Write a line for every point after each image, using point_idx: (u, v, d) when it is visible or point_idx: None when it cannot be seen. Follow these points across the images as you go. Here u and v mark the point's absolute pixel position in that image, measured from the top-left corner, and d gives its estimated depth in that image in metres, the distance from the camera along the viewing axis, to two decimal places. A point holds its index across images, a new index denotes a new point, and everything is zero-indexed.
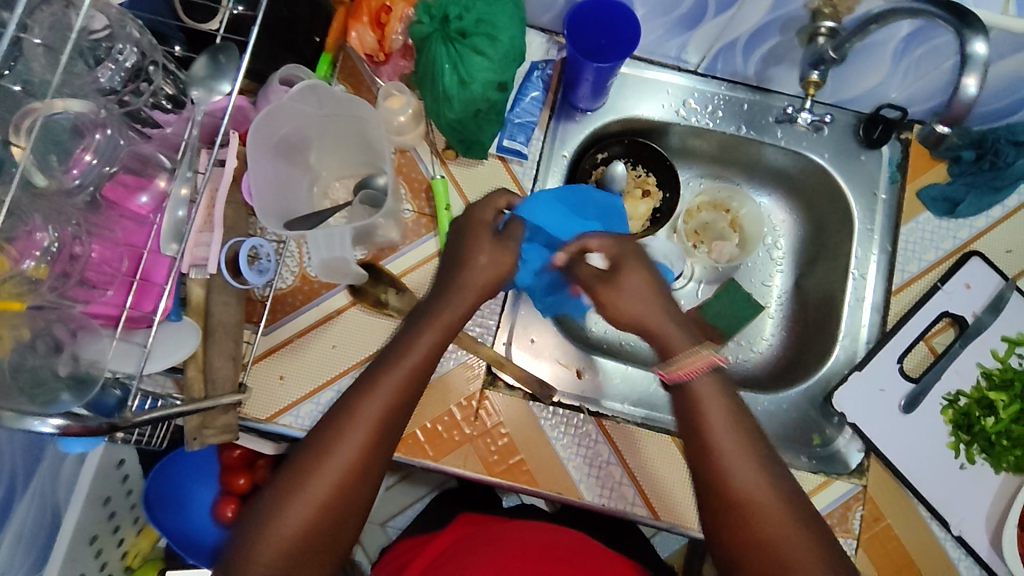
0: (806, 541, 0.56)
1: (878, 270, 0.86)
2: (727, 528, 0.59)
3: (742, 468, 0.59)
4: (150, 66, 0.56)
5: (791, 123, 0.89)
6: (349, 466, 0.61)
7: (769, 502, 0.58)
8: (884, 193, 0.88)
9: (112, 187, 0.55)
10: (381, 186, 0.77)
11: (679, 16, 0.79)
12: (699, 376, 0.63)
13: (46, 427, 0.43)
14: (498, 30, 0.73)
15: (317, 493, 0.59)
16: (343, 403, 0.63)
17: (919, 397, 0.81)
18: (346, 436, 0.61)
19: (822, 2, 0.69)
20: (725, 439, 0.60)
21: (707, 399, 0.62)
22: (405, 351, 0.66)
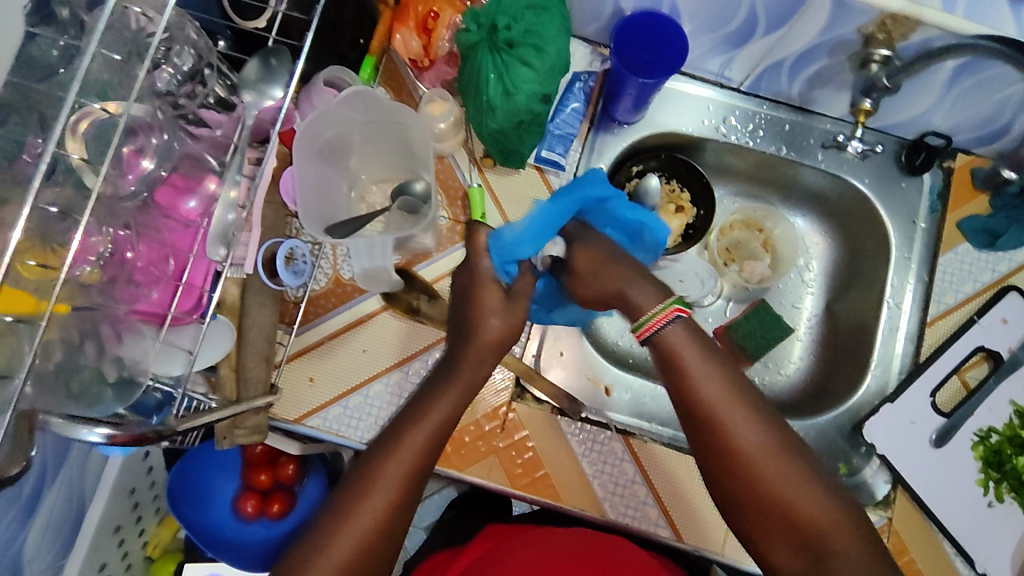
0: (824, 493, 0.59)
1: (914, 300, 0.85)
2: (758, 509, 0.60)
3: (764, 464, 0.59)
4: (206, 68, 0.56)
5: (838, 150, 0.88)
6: (407, 470, 0.64)
7: (801, 493, 0.58)
8: (923, 221, 0.87)
9: (162, 189, 0.54)
10: (419, 194, 0.77)
11: (726, 33, 0.77)
12: (672, 333, 0.63)
13: (93, 437, 0.43)
14: (545, 41, 0.72)
15: (379, 504, 0.62)
16: (408, 413, 0.67)
17: (950, 431, 0.80)
18: (408, 442, 0.64)
19: (877, 27, 0.68)
20: (743, 435, 0.59)
21: (711, 400, 0.60)
22: (456, 369, 0.69)
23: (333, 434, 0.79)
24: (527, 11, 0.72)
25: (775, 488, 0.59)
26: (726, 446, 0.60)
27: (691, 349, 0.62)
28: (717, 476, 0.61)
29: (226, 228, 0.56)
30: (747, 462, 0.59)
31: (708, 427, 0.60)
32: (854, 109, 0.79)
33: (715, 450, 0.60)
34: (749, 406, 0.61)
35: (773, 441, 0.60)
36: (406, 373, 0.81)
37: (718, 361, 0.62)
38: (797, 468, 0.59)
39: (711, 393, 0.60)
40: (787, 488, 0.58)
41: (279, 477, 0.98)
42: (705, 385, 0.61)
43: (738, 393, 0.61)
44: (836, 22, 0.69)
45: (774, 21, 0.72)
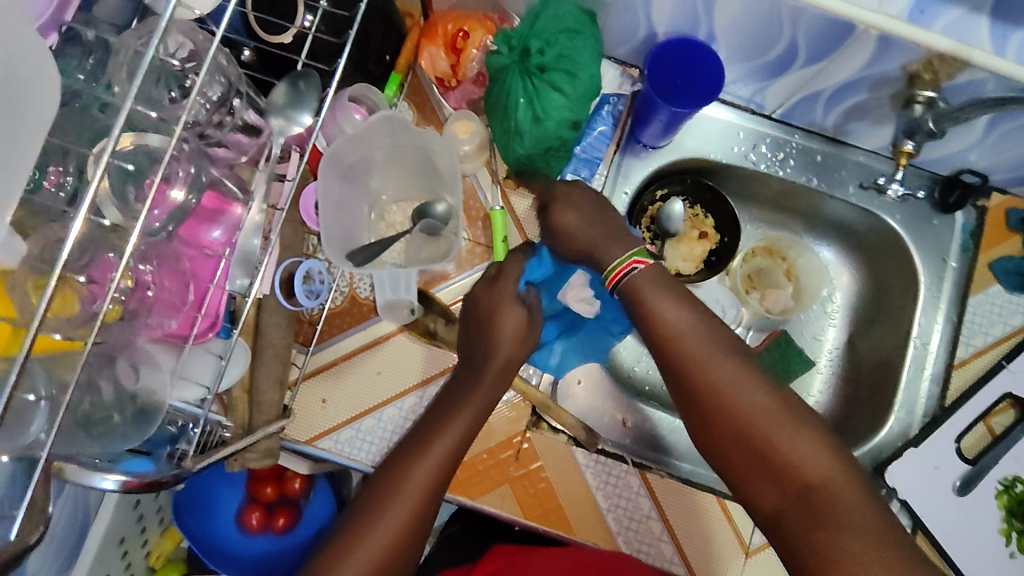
0: (799, 426, 0.60)
1: (941, 340, 0.83)
2: (735, 446, 0.61)
3: (735, 396, 0.61)
4: (236, 98, 0.54)
5: (877, 193, 0.86)
6: (418, 504, 0.64)
7: (782, 428, 0.59)
8: (954, 261, 0.85)
9: (186, 222, 0.52)
10: (442, 216, 0.75)
11: (763, 62, 0.75)
12: (639, 281, 0.67)
13: (108, 484, 0.42)
14: (578, 68, 0.71)
15: (393, 523, 0.63)
16: (417, 439, 0.68)
17: (974, 479, 0.78)
18: (415, 476, 0.65)
19: (923, 66, 0.65)
20: (720, 372, 0.62)
21: (686, 340, 0.64)
22: (468, 395, 0.71)
23: (345, 458, 0.78)
24: (561, 38, 0.70)
25: (746, 419, 0.60)
26: (704, 385, 0.62)
27: (663, 294, 0.66)
28: (694, 418, 0.64)
29: (248, 250, 0.57)
30: (718, 395, 0.62)
31: (680, 368, 0.63)
32: (895, 150, 0.77)
33: (687, 389, 0.63)
34: (724, 347, 0.64)
35: (748, 379, 0.62)
36: (421, 398, 0.79)
37: (690, 306, 0.66)
38: (769, 401, 0.61)
39: (684, 333, 0.64)
40: (767, 423, 0.60)
41: (286, 490, 0.97)
42: (678, 326, 0.64)
43: (706, 331, 0.64)
44: (880, 58, 0.66)
45: (815, 54, 0.70)
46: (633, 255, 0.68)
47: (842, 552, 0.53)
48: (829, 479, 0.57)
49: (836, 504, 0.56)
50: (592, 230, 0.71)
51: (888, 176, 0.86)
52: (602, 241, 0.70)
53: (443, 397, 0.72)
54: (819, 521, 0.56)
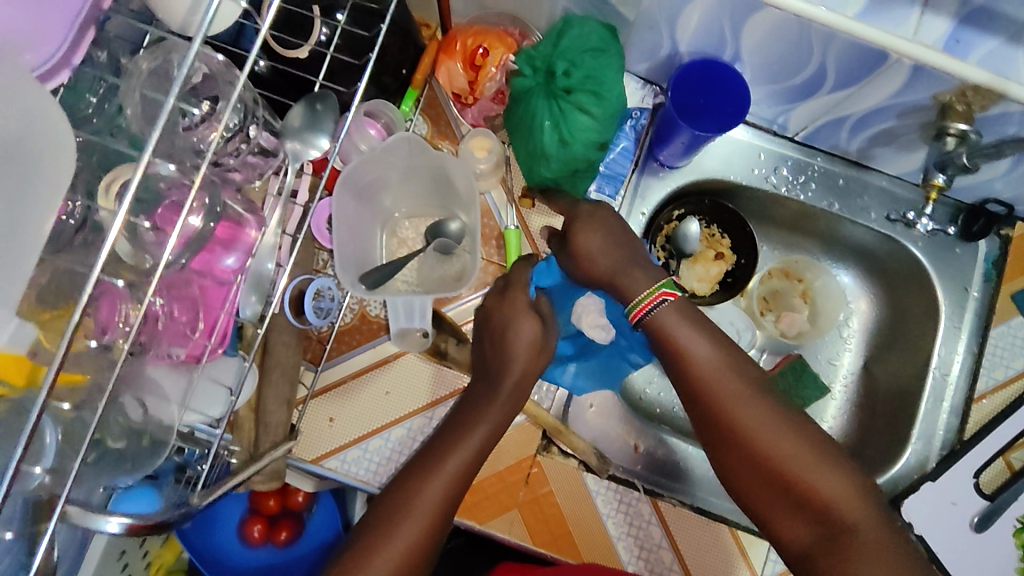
0: (827, 461, 0.58)
1: (961, 372, 0.82)
2: (761, 482, 0.60)
3: (762, 433, 0.59)
4: (252, 124, 0.52)
5: (905, 227, 0.85)
6: (427, 524, 0.60)
7: (808, 466, 0.58)
8: (977, 290, 0.83)
9: (198, 255, 0.50)
10: (456, 235, 0.73)
11: (789, 86, 0.73)
12: (664, 315, 0.64)
13: (111, 526, 0.41)
14: (603, 89, 0.72)
15: (403, 542, 0.59)
16: (426, 456, 0.64)
17: (993, 515, 0.77)
18: (427, 493, 0.61)
19: (956, 97, 0.63)
20: (744, 408, 0.60)
21: (709, 374, 0.62)
22: (480, 412, 0.68)
23: (352, 478, 0.76)
24: (582, 58, 0.70)
25: (773, 457, 0.59)
26: (727, 421, 0.61)
27: (685, 327, 0.64)
28: (718, 453, 0.62)
29: (260, 275, 0.57)
30: (744, 433, 0.60)
31: (707, 404, 0.62)
32: (925, 183, 0.76)
33: (713, 425, 0.62)
34: (748, 381, 0.62)
35: (774, 415, 0.60)
36: (430, 418, 0.78)
37: (714, 338, 0.64)
38: (796, 437, 0.59)
39: (707, 368, 0.62)
40: (793, 461, 0.58)
41: (290, 503, 0.95)
42: (701, 360, 0.62)
43: (731, 364, 0.62)
44: (913, 86, 0.64)
45: (844, 79, 0.68)
46: (661, 290, 0.65)
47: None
48: (856, 519, 0.56)
49: (864, 545, 0.55)
50: (617, 257, 0.68)
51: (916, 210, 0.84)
52: (623, 269, 0.68)
53: (455, 415, 0.69)
54: (844, 561, 0.55)
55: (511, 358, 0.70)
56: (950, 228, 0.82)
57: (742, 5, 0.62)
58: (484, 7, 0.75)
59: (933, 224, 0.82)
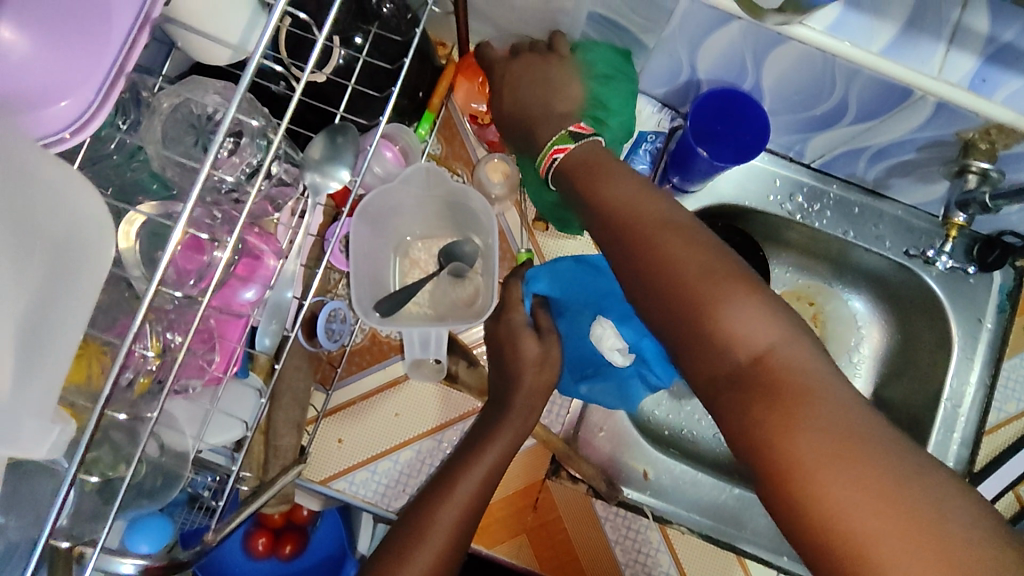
0: (756, 304, 0.44)
1: (973, 403, 0.81)
2: (679, 331, 0.46)
3: (678, 268, 0.46)
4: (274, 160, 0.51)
5: (923, 263, 0.84)
6: (441, 547, 0.59)
7: (727, 301, 0.44)
8: (990, 321, 0.82)
9: (220, 291, 0.50)
10: (468, 257, 0.72)
11: (809, 116, 0.73)
12: (572, 159, 0.56)
13: (127, 567, 0.41)
14: (606, 115, 0.70)
15: (423, 566, 0.57)
16: (439, 483, 0.64)
17: None
18: (438, 521, 0.60)
19: (980, 135, 0.63)
20: (659, 236, 0.48)
21: (624, 209, 0.50)
22: (492, 433, 0.68)
23: (359, 500, 0.76)
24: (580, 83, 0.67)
25: (689, 297, 0.45)
26: (641, 254, 0.48)
27: (605, 167, 0.54)
28: (638, 306, 0.49)
29: (281, 302, 0.57)
30: (658, 273, 0.46)
31: (618, 245, 0.50)
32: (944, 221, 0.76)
33: (626, 272, 0.49)
34: (670, 215, 0.49)
35: (697, 255, 0.46)
36: (439, 441, 0.77)
37: (632, 182, 0.52)
38: (721, 275, 0.45)
39: (623, 201, 0.50)
40: (716, 306, 0.44)
41: (295, 517, 0.94)
42: (612, 201, 0.51)
43: (646, 201, 0.50)
44: (937, 122, 0.64)
45: (866, 113, 0.68)
46: (591, 138, 0.58)
47: (798, 467, 0.39)
48: (782, 361, 0.42)
49: (796, 388, 0.41)
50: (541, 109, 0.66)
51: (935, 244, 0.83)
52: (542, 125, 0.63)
53: (471, 436, 0.69)
54: (758, 400, 0.42)
55: (521, 375, 0.69)
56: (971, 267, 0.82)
57: (765, 38, 0.61)
58: (504, 31, 0.75)
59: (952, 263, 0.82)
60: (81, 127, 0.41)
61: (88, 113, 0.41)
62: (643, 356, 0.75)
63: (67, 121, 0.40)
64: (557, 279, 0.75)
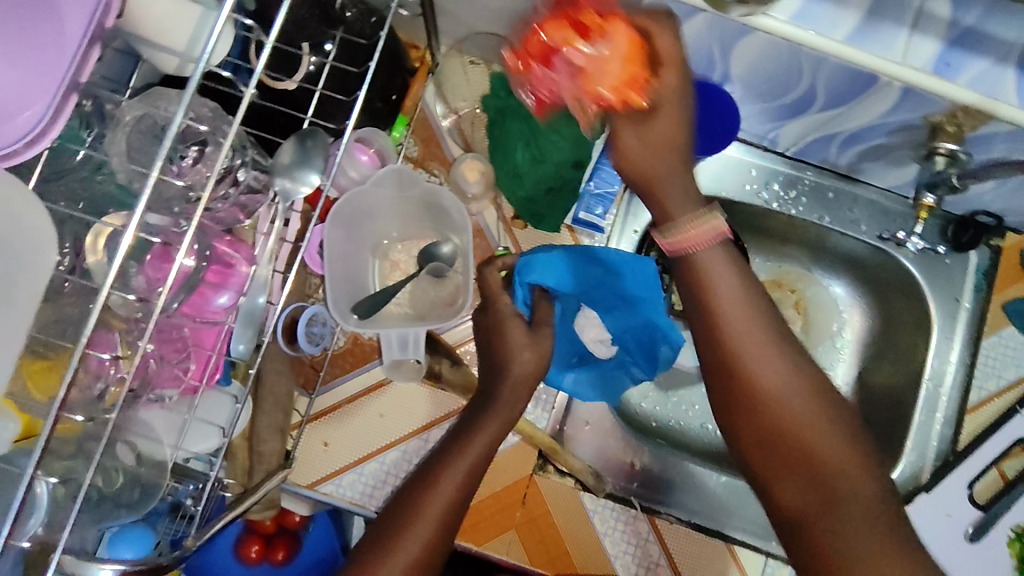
0: (840, 432, 0.50)
1: (954, 383, 0.82)
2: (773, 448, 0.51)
3: (788, 391, 0.50)
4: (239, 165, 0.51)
5: (896, 245, 0.85)
6: (431, 534, 0.59)
7: (820, 437, 0.50)
8: (968, 301, 0.83)
9: (190, 300, 0.50)
10: (447, 257, 0.74)
11: (779, 105, 0.74)
12: (702, 251, 0.50)
13: (105, 572, 0.40)
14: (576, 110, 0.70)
15: (409, 556, 0.57)
16: (420, 476, 0.62)
17: (988, 525, 0.77)
18: (425, 509, 0.59)
19: (946, 118, 0.64)
20: (771, 361, 0.50)
21: (735, 320, 0.50)
22: (479, 423, 0.66)
23: (347, 502, 0.77)
24: None
25: (793, 421, 0.50)
26: (748, 370, 0.50)
27: (718, 257, 0.50)
28: (733, 416, 0.52)
29: (253, 309, 0.55)
30: (768, 398, 0.50)
31: (726, 357, 0.51)
32: (915, 204, 0.78)
33: (732, 385, 0.51)
34: (781, 333, 0.51)
35: (800, 380, 0.50)
36: (425, 441, 0.78)
37: (753, 288, 0.51)
38: (821, 402, 0.51)
39: (740, 311, 0.50)
40: (811, 431, 0.50)
41: (286, 522, 0.94)
42: (735, 309, 0.50)
43: (767, 313, 0.51)
44: (904, 106, 0.65)
45: (833, 100, 0.69)
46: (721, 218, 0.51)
47: None
48: (861, 489, 0.49)
49: (869, 517, 0.48)
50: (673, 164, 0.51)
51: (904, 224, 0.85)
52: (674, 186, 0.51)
53: (459, 421, 0.68)
54: (838, 529, 0.48)
55: (508, 364, 0.68)
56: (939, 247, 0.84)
57: (731, 29, 0.62)
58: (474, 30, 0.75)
59: (923, 244, 0.83)
60: (34, 140, 0.42)
61: (43, 128, 0.41)
62: (643, 348, 0.77)
63: (20, 133, 0.40)
64: (568, 269, 0.74)
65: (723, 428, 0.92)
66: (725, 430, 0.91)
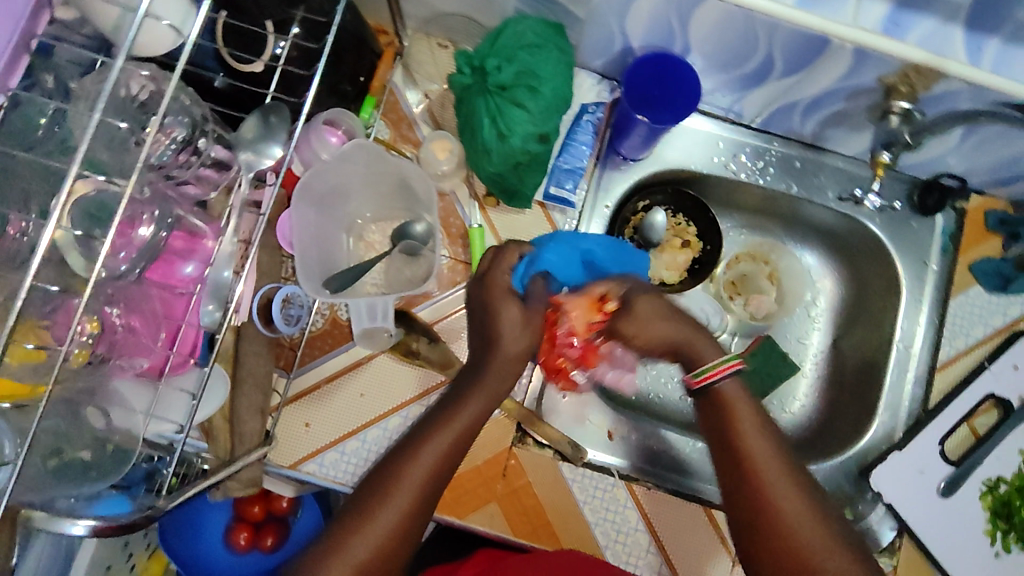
0: (858, 572, 0.52)
1: (924, 342, 0.84)
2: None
3: (805, 525, 0.53)
4: (201, 137, 0.52)
5: (855, 205, 0.87)
6: (408, 504, 0.59)
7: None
8: (935, 263, 0.85)
9: (156, 264, 0.52)
10: (421, 235, 0.74)
11: (740, 74, 0.75)
12: (729, 388, 0.60)
13: (77, 528, 0.42)
14: (539, 83, 0.69)
15: (382, 529, 0.58)
16: (405, 446, 0.63)
17: (958, 481, 0.79)
18: (404, 480, 0.60)
19: (899, 78, 0.65)
20: (790, 494, 0.54)
21: (757, 454, 0.56)
22: (468, 392, 0.67)
23: (329, 481, 0.77)
24: (513, 54, 0.68)
25: (807, 554, 0.52)
26: (773, 522, 0.54)
27: (746, 412, 0.59)
28: (749, 542, 0.55)
29: (220, 283, 0.55)
30: (786, 531, 0.53)
31: (748, 480, 0.56)
32: (872, 160, 0.78)
33: (748, 511, 0.55)
34: (799, 471, 0.56)
35: (816, 516, 0.54)
36: (404, 418, 0.79)
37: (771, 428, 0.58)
38: (837, 538, 0.53)
39: (763, 453, 0.56)
40: (828, 569, 0.52)
41: (273, 508, 0.96)
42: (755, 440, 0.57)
43: (783, 449, 0.57)
44: (857, 70, 0.66)
45: (791, 67, 0.70)
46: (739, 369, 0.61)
47: None
48: None
49: None
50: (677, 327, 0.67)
51: (864, 186, 0.86)
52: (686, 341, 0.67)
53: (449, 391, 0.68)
54: None
55: (499, 339, 0.69)
56: (895, 204, 0.85)
57: None
58: (439, 12, 0.76)
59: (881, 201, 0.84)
60: None
61: None
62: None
63: None
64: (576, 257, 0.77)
65: None
66: None
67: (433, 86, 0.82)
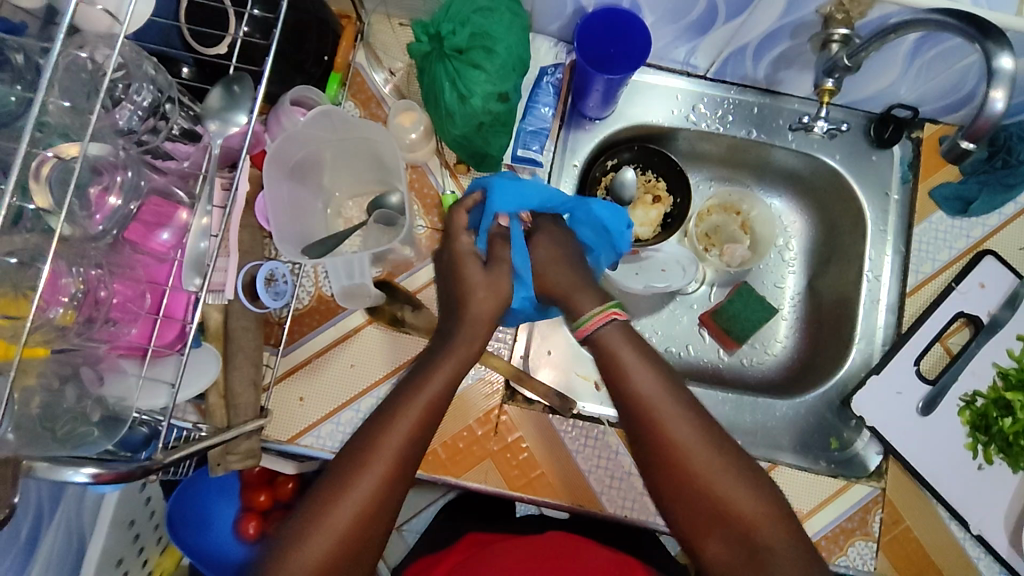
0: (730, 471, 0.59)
1: (892, 270, 0.86)
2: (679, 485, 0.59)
3: (691, 446, 0.59)
4: (168, 103, 0.58)
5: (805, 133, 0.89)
6: (392, 464, 0.59)
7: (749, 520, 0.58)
8: (896, 193, 0.88)
9: (133, 227, 0.57)
10: (395, 206, 0.78)
11: (688, 22, 0.78)
12: (614, 335, 0.63)
13: (80, 477, 0.43)
14: (494, 43, 0.72)
15: (368, 484, 0.58)
16: (394, 397, 0.63)
17: (936, 399, 0.82)
18: (390, 433, 0.60)
19: (834, 7, 0.68)
20: (671, 419, 0.60)
21: (645, 388, 0.61)
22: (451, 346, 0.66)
23: (327, 452, 0.79)
24: (467, 17, 0.71)
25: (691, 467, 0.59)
26: (670, 451, 0.59)
27: (634, 353, 0.63)
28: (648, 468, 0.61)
29: (200, 254, 0.58)
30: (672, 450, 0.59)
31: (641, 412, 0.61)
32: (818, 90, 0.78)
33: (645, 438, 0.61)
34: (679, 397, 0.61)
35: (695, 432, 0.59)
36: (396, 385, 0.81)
37: (654, 360, 0.62)
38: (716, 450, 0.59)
39: (647, 382, 0.61)
40: (708, 477, 0.58)
41: (280, 494, 0.97)
42: (646, 379, 0.61)
43: (667, 378, 0.61)
44: (795, 5, 0.69)
45: (734, 8, 0.72)
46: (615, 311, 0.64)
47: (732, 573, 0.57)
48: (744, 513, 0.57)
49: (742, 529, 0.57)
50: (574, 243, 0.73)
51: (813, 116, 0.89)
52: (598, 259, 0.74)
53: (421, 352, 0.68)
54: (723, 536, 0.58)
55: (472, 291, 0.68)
56: (843, 125, 0.86)
57: None
58: None
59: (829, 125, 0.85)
60: None
61: None
62: (611, 233, 0.77)
63: None
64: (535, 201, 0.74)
65: (687, 348, 0.95)
66: (689, 349, 0.95)
67: (398, 63, 0.84)
